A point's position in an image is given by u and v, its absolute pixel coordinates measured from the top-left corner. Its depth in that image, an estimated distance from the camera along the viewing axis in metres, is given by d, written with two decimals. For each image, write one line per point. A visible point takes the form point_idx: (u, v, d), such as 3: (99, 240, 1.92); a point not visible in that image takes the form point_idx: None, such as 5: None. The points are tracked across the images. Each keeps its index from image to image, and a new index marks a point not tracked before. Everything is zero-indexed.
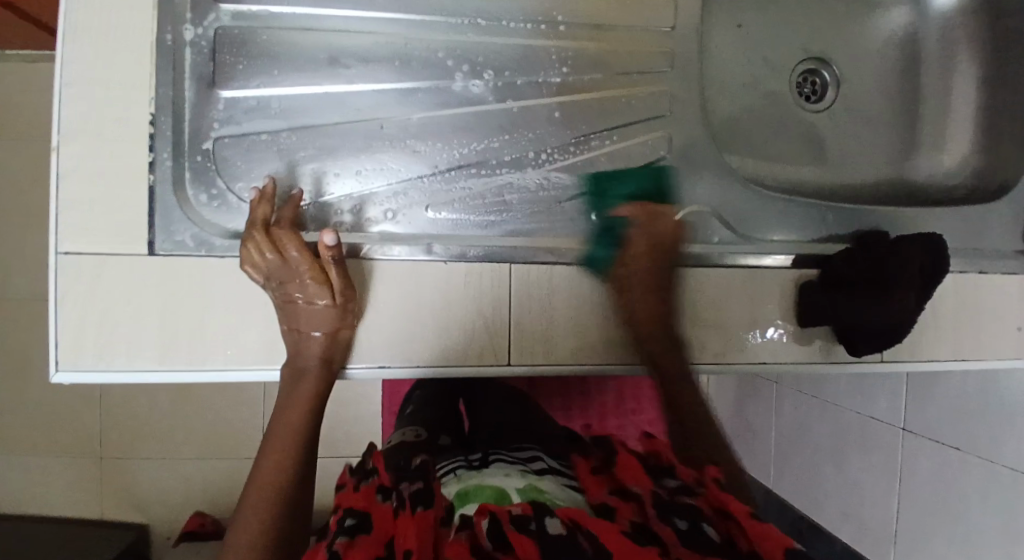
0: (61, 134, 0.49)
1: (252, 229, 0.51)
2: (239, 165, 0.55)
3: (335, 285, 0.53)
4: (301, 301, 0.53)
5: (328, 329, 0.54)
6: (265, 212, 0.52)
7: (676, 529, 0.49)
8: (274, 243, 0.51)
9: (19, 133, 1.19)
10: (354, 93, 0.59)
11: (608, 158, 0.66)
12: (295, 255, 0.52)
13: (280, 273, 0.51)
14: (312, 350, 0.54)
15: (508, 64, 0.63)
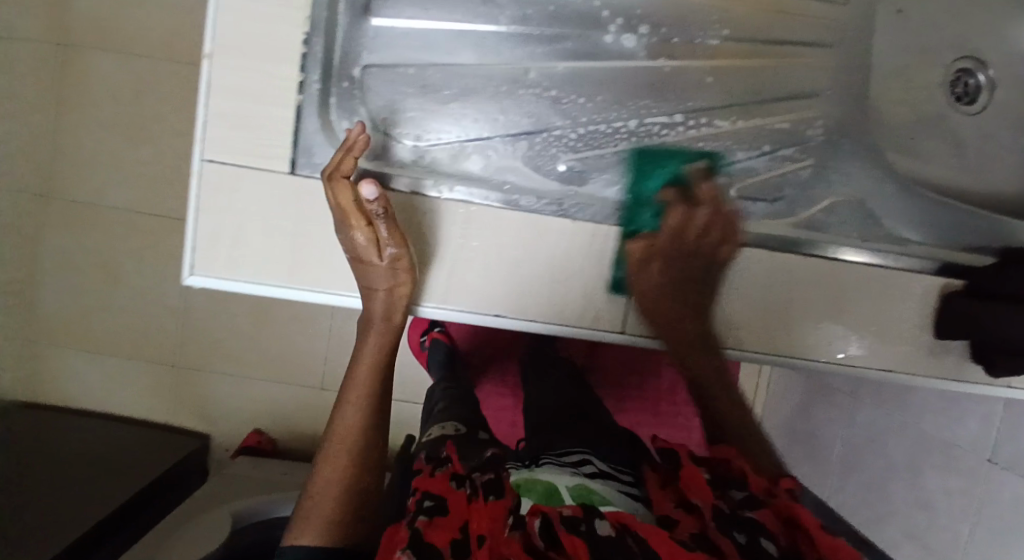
0: (215, 43, 0.49)
1: (325, 178, 0.51)
2: (381, 95, 0.57)
3: (382, 243, 0.53)
4: (354, 257, 0.53)
5: (382, 288, 0.54)
6: (338, 163, 0.51)
7: (738, 543, 0.42)
8: (336, 195, 0.51)
9: (137, 49, 1.25)
10: (496, 34, 0.61)
11: (753, 131, 0.66)
12: (351, 207, 0.51)
13: (340, 223, 0.52)
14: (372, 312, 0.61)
15: (662, 21, 0.65)
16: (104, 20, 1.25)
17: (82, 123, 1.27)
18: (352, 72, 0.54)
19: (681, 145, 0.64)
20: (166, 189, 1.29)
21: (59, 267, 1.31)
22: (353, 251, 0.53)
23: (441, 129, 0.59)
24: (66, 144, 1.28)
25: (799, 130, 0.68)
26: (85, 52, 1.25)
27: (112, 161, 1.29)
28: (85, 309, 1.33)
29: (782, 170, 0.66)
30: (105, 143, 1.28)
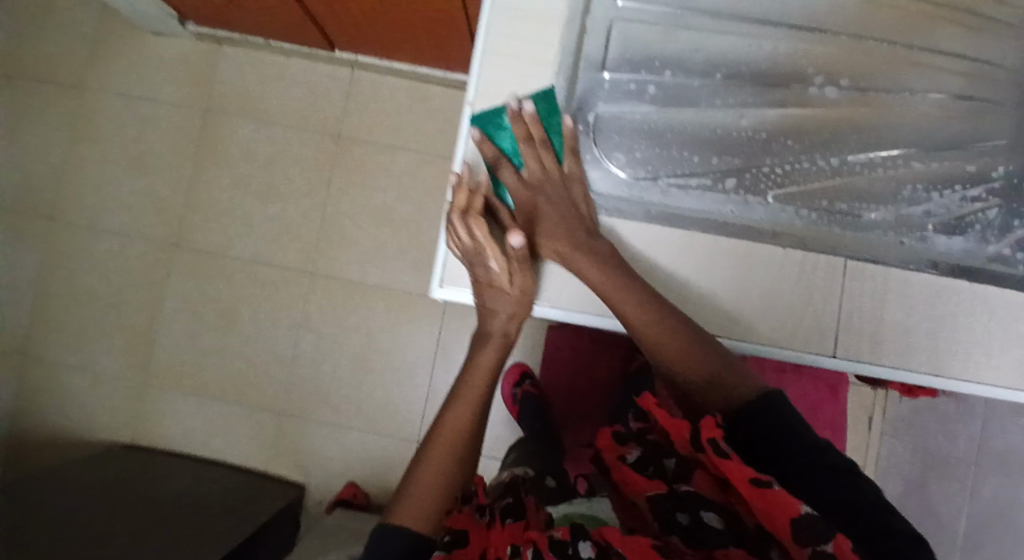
0: (477, 93, 0.61)
1: (452, 215, 0.60)
2: (613, 136, 0.61)
3: (512, 274, 0.61)
4: (485, 283, 0.61)
5: (512, 310, 0.62)
6: (462, 203, 0.60)
7: (680, 528, 0.49)
8: (466, 227, 0.59)
9: (269, 116, 1.39)
10: (711, 83, 0.60)
11: (967, 171, 0.61)
12: (484, 243, 0.59)
13: (468, 257, 0.61)
14: (495, 324, 0.64)
15: (864, 71, 0.61)
16: (243, 91, 1.39)
17: (216, 181, 1.39)
18: (588, 117, 0.60)
19: (874, 186, 0.60)
20: (286, 243, 1.38)
21: (180, 312, 1.39)
22: (483, 275, 0.61)
23: (664, 167, 0.60)
24: (199, 199, 1.39)
25: (987, 173, 0.61)
26: (226, 119, 1.39)
27: (235, 216, 1.38)
28: (197, 353, 1.39)
29: (970, 209, 0.61)
30: (232, 199, 1.38)
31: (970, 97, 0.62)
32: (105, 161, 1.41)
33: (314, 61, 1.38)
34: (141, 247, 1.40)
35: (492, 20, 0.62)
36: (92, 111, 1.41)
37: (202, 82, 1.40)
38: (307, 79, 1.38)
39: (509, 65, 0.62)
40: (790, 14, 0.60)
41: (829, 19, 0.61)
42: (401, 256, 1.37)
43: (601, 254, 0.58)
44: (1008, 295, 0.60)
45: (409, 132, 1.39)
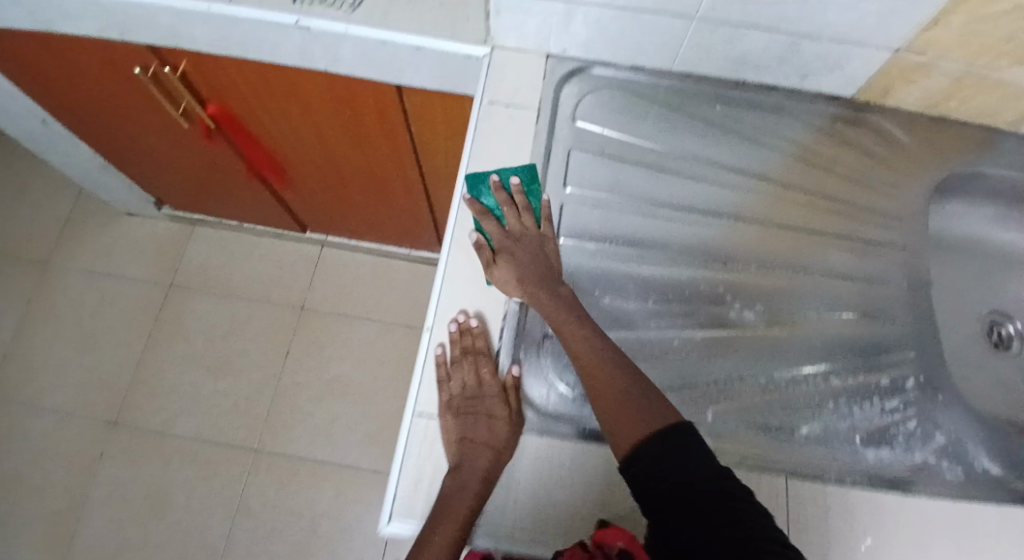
0: (434, 320, 0.62)
1: (459, 354, 0.60)
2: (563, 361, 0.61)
3: (512, 409, 0.58)
4: (483, 412, 0.56)
5: (505, 444, 0.56)
6: (468, 345, 0.60)
7: None
8: (473, 365, 0.59)
9: (234, 291, 1.41)
10: (639, 311, 0.63)
11: (882, 382, 0.61)
12: (489, 380, 0.59)
13: (465, 398, 0.58)
14: (478, 460, 0.55)
15: (775, 301, 0.64)
16: (210, 268, 1.43)
17: (169, 356, 1.37)
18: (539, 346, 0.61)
19: (800, 397, 0.59)
20: (236, 419, 1.32)
21: (107, 501, 1.26)
22: (483, 408, 0.57)
23: None
24: (150, 376, 1.35)
25: (899, 385, 0.61)
26: (189, 294, 1.41)
27: (186, 392, 1.34)
28: (119, 550, 1.23)
29: (886, 419, 0.59)
30: (185, 375, 1.36)
31: (885, 316, 0.65)
32: (54, 337, 1.38)
33: (286, 238, 1.45)
34: (77, 429, 1.31)
35: (452, 256, 0.64)
36: (51, 287, 1.41)
37: (169, 260, 1.44)
38: (274, 256, 1.43)
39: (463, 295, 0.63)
40: (715, 245, 0.66)
41: (748, 250, 0.66)
42: (353, 430, 1.33)
43: (553, 287, 0.59)
44: (962, 504, 0.57)
45: (371, 303, 1.43)
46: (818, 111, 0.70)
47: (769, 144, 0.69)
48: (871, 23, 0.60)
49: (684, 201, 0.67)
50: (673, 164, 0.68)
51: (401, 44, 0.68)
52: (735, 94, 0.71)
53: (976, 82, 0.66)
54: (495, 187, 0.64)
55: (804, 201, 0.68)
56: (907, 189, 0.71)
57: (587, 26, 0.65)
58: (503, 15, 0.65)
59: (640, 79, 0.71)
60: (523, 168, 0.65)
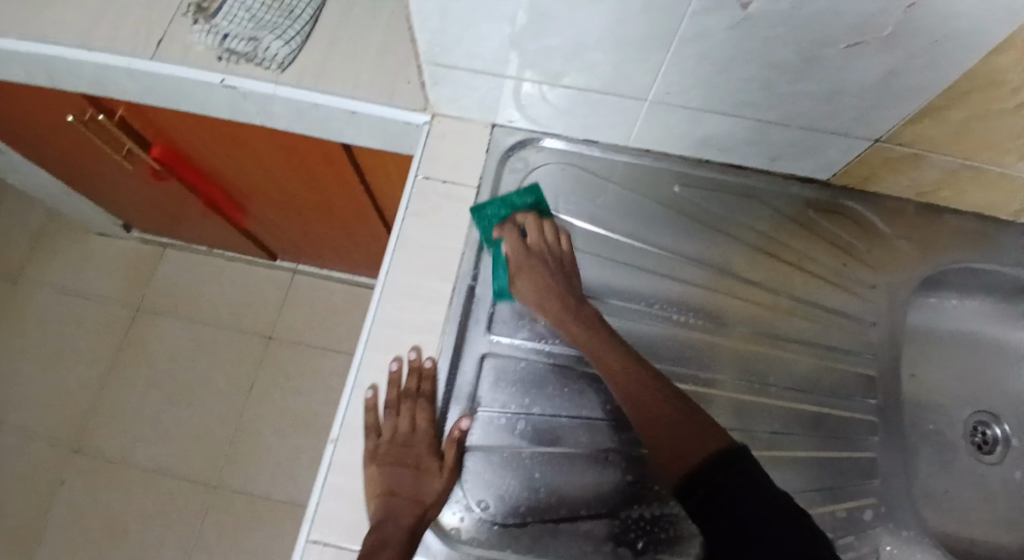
0: (342, 429, 0.54)
1: (397, 398, 0.54)
2: (491, 476, 0.54)
3: (447, 463, 0.53)
4: (412, 466, 0.51)
5: (435, 500, 0.51)
6: (411, 386, 0.54)
7: None
8: (410, 412, 0.54)
9: (201, 316, 1.37)
10: (578, 422, 0.57)
11: (828, 515, 0.56)
12: (425, 427, 0.54)
13: (395, 446, 0.52)
14: (404, 516, 0.49)
15: (724, 412, 0.59)
16: (178, 292, 1.39)
17: (135, 382, 1.33)
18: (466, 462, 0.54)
19: None
20: (196, 450, 1.28)
21: (60, 533, 1.22)
22: (411, 459, 0.52)
23: (545, 506, 0.54)
24: (113, 402, 1.32)
25: (843, 518, 0.57)
26: (158, 317, 1.38)
27: (148, 421, 1.30)
28: None
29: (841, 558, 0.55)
30: (148, 401, 1.32)
31: (852, 439, 0.60)
32: (21, 357, 1.35)
33: (256, 263, 1.40)
34: (36, 453, 1.28)
35: (367, 352, 0.56)
36: (21, 306, 1.39)
37: (140, 280, 1.40)
38: (245, 281, 1.39)
39: (382, 392, 0.55)
40: (664, 343, 0.60)
41: (699, 358, 0.60)
42: (314, 469, 1.26)
43: (570, 304, 0.54)
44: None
45: (340, 333, 1.36)
46: (787, 199, 0.66)
47: (729, 234, 0.65)
48: (849, 114, 0.55)
49: (632, 293, 0.62)
50: (625, 250, 0.63)
51: (334, 108, 0.65)
52: (698, 174, 0.66)
53: (974, 174, 0.61)
54: (425, 275, 0.59)
55: (768, 298, 0.63)
56: (883, 282, 0.65)
57: (535, 103, 0.61)
58: (441, 87, 0.61)
59: (594, 155, 0.66)
60: (455, 257, 0.60)
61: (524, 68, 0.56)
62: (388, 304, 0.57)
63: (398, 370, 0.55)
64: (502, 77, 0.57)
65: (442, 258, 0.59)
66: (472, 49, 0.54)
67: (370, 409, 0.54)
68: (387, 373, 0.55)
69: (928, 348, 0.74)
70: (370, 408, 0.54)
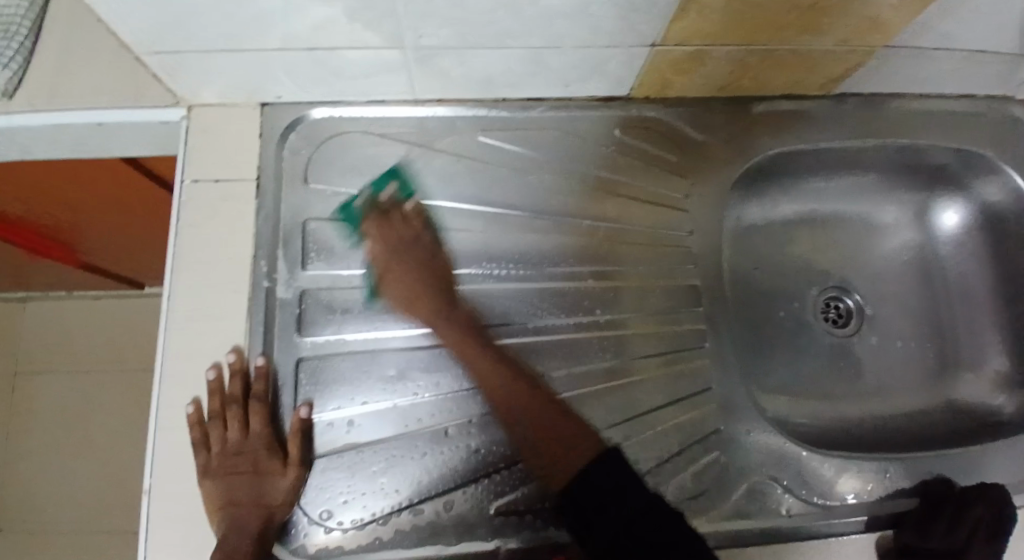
0: (154, 476, 0.49)
1: (224, 405, 0.50)
2: (322, 483, 0.51)
3: (291, 457, 0.50)
4: (253, 472, 0.49)
5: (283, 500, 0.49)
6: (235, 391, 0.50)
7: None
8: (240, 417, 0.50)
9: (85, 362, 1.28)
10: (420, 403, 0.55)
11: (666, 433, 0.57)
12: (260, 429, 0.50)
13: (227, 457, 0.48)
14: (249, 526, 0.46)
15: (554, 354, 0.58)
16: (50, 343, 1.28)
17: (30, 449, 1.24)
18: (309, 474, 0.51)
19: None
20: (116, 498, 1.22)
21: None
22: (248, 465, 0.49)
23: (394, 494, 0.52)
24: (10, 475, 1.22)
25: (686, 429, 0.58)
26: (39, 374, 1.27)
27: (56, 483, 1.23)
28: None
29: (687, 471, 0.56)
30: (50, 464, 1.23)
31: (688, 352, 0.61)
32: None
33: (128, 295, 1.30)
34: None
35: (162, 390, 0.51)
36: None
37: (4, 339, 1.27)
38: (120, 316, 1.29)
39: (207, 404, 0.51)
40: (488, 301, 0.59)
41: (526, 308, 0.59)
42: None
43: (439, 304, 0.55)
44: (792, 544, 0.54)
45: None
46: (587, 122, 0.63)
47: (539, 173, 0.62)
48: (612, 25, 0.50)
49: (450, 257, 0.59)
50: (435, 216, 0.59)
51: (74, 123, 0.57)
52: (498, 115, 0.62)
53: (768, 57, 0.58)
54: (212, 293, 0.54)
55: (588, 230, 0.62)
56: (700, 187, 0.65)
57: (289, 75, 0.54)
58: (182, 76, 0.53)
59: (382, 120, 0.61)
60: (243, 265, 0.55)
61: (247, 42, 0.48)
62: (173, 333, 0.52)
63: (217, 378, 0.51)
64: (234, 53, 0.50)
65: (229, 268, 0.54)
66: (175, 34, 0.46)
67: (194, 424, 0.49)
68: (208, 383, 0.51)
69: (771, 241, 0.76)
70: (194, 423, 0.48)
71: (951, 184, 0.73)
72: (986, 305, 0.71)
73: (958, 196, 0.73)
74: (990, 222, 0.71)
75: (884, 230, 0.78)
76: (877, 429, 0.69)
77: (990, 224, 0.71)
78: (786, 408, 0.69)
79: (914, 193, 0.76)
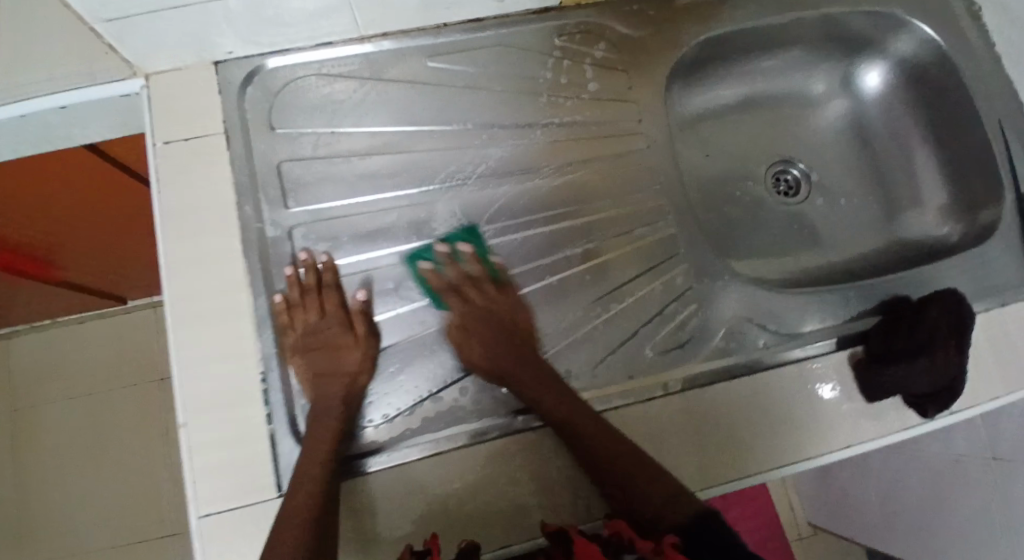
0: (187, 413, 0.52)
1: (303, 293, 0.56)
2: None
3: (361, 335, 0.56)
4: (335, 346, 0.54)
5: (358, 369, 0.54)
6: (311, 281, 0.56)
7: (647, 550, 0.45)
8: (318, 303, 0.56)
9: (79, 387, 1.28)
10: (421, 308, 0.60)
11: (646, 299, 0.63)
12: (334, 312, 0.56)
13: (309, 337, 0.55)
14: (332, 392, 0.53)
15: (536, 248, 0.64)
16: (40, 374, 1.27)
17: (43, 479, 1.24)
18: None
19: (579, 342, 0.60)
20: (139, 511, 1.24)
21: None
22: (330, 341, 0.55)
23: (414, 389, 0.57)
24: (28, 510, 1.22)
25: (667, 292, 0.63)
26: (36, 408, 1.26)
27: (75, 508, 1.23)
28: None
29: (673, 327, 0.62)
30: (65, 491, 1.23)
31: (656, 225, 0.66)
32: None
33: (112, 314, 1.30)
34: None
35: (177, 334, 0.54)
36: None
37: None
38: (106, 335, 1.29)
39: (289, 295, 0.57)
40: (466, 209, 0.63)
41: (501, 211, 0.64)
42: None
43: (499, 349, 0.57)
44: (772, 373, 0.60)
45: None
46: (527, 36, 0.67)
47: (491, 88, 0.66)
48: None
49: (422, 176, 0.62)
50: (401, 140, 0.63)
51: (38, 110, 0.59)
52: (443, 42, 0.66)
53: None
54: (204, 242, 0.56)
55: (546, 133, 0.66)
56: (640, 79, 0.69)
57: (238, 27, 0.57)
58: (134, 42, 0.55)
59: (336, 60, 0.64)
60: (231, 211, 0.57)
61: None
62: (176, 283, 0.55)
63: (293, 272, 0.56)
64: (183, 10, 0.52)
65: (217, 218, 0.57)
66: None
67: (281, 310, 0.55)
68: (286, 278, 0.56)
69: (717, 127, 0.81)
70: (280, 309, 0.55)
71: (870, 46, 0.79)
72: (912, 153, 0.80)
73: (879, 58, 0.79)
74: (910, 74, 0.78)
75: (818, 102, 0.84)
76: (841, 273, 0.75)
77: (910, 76, 0.78)
78: (757, 269, 0.75)
79: (838, 60, 0.82)
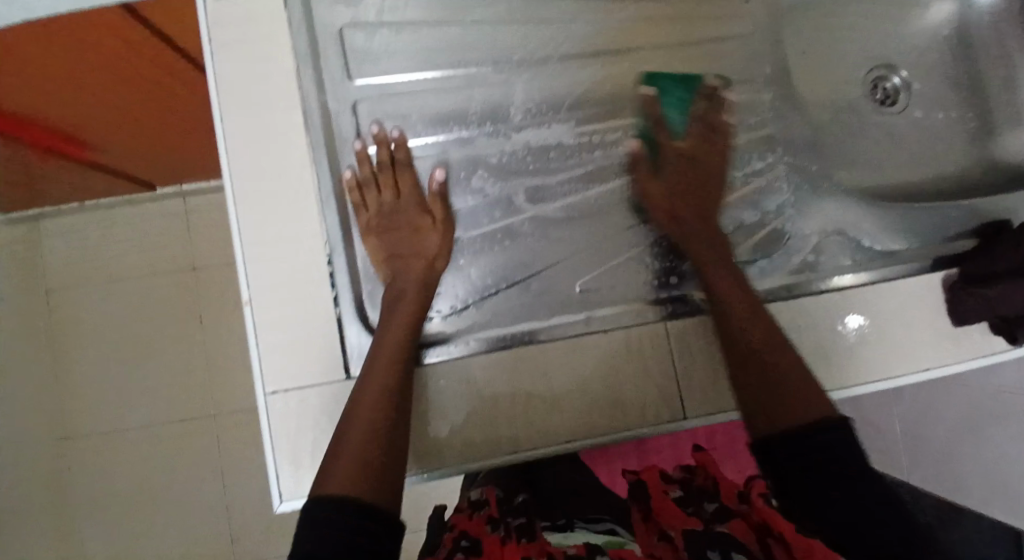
0: (251, 290, 0.50)
1: (376, 171, 0.54)
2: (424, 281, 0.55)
3: (436, 218, 0.54)
4: (411, 226, 0.53)
5: (437, 251, 0.53)
6: (386, 157, 0.54)
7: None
8: (392, 182, 0.54)
9: None
10: (493, 196, 0.57)
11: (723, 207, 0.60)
12: (408, 192, 0.54)
13: (382, 216, 0.53)
14: (411, 271, 0.51)
15: (614, 147, 0.60)
16: None
17: None
18: None
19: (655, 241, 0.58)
20: None
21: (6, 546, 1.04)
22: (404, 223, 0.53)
23: (483, 280, 0.55)
24: None
25: (745, 201, 0.61)
26: None
27: None
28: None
29: (754, 239, 0.60)
30: None
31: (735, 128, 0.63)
32: None
33: None
34: None
35: (237, 209, 0.50)
36: None
37: None
38: None
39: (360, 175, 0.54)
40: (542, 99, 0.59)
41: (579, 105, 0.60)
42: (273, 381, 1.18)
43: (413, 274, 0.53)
44: (861, 289, 0.56)
45: None
46: None
47: None
48: None
49: (496, 60, 0.58)
50: (475, 17, 0.57)
51: None
52: None
53: None
54: (261, 113, 0.51)
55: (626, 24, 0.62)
56: None
57: None
58: None
59: None
60: (290, 78, 0.52)
61: None
62: (233, 153, 0.50)
63: (364, 148, 0.54)
64: None
65: (273, 86, 0.51)
66: None
67: (353, 187, 0.53)
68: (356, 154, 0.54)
69: (811, 28, 0.74)
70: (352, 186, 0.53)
71: None
72: None
73: None
74: None
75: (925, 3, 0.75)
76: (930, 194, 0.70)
77: None
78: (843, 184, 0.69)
79: None
